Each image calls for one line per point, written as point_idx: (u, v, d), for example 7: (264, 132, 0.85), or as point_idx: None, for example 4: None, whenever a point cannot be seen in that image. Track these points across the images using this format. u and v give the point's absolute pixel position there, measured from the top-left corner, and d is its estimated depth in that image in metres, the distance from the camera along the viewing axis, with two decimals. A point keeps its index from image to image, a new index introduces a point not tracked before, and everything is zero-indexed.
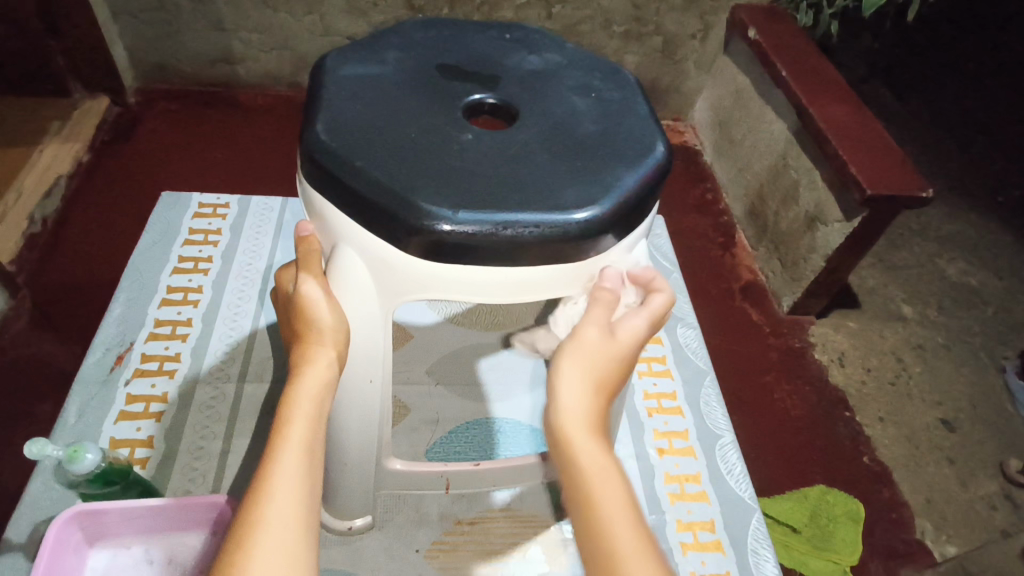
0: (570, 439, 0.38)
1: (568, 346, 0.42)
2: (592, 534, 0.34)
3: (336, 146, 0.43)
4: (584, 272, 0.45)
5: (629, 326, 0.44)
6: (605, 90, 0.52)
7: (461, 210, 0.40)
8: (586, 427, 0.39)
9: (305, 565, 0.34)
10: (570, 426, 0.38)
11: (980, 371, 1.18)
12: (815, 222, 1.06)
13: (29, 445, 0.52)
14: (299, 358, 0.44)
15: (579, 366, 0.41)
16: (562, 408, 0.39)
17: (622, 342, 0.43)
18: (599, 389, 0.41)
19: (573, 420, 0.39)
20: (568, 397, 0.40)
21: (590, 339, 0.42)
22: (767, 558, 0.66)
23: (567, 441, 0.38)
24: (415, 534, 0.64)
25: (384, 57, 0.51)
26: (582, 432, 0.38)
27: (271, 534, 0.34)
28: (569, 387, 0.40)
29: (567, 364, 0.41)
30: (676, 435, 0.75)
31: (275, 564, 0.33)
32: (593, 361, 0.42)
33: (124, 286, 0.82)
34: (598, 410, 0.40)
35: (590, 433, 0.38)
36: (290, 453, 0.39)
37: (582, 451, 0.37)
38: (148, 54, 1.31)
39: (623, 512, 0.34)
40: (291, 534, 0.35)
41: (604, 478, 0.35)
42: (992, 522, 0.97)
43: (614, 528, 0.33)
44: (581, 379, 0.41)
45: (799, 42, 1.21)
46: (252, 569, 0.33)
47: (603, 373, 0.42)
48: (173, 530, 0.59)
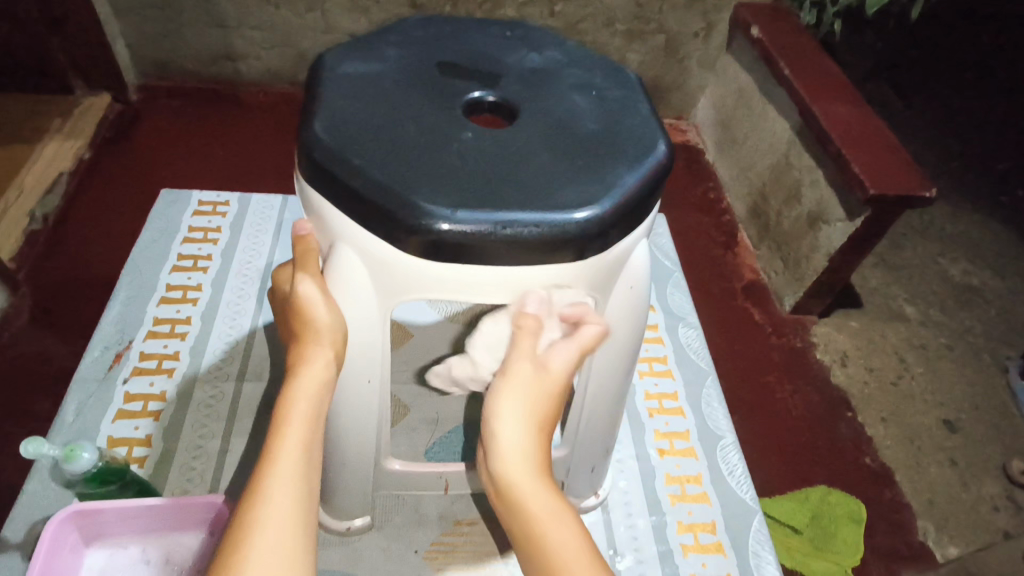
0: (513, 483, 0.40)
1: (503, 386, 0.43)
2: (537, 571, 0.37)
3: (334, 144, 0.43)
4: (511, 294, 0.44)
5: (558, 359, 0.44)
6: (607, 88, 0.52)
7: (460, 209, 0.40)
8: (530, 468, 0.40)
9: (302, 569, 0.34)
10: (512, 470, 0.40)
11: (983, 372, 1.17)
12: (818, 221, 1.05)
13: (24, 444, 0.51)
14: (297, 358, 0.43)
15: (516, 406, 0.42)
16: (502, 450, 0.41)
17: (556, 376, 0.44)
18: (538, 425, 0.43)
19: (515, 463, 0.40)
20: (507, 440, 0.41)
21: (526, 378, 0.43)
22: (769, 560, 0.65)
23: (510, 483, 0.40)
24: (414, 534, 0.64)
25: (383, 55, 0.51)
26: (524, 474, 0.40)
27: (268, 535, 0.34)
28: (507, 428, 0.42)
29: (504, 405, 0.42)
30: (677, 435, 0.75)
31: (272, 566, 0.33)
32: (530, 397, 0.43)
33: (123, 284, 0.81)
34: (539, 446, 0.42)
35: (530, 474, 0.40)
36: (287, 453, 0.38)
37: (527, 493, 0.39)
38: (149, 51, 1.30)
39: (575, 556, 0.36)
40: (288, 535, 0.34)
41: (548, 520, 0.38)
42: (993, 523, 0.97)
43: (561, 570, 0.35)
44: (519, 419, 0.42)
45: (802, 40, 1.20)
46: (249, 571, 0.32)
47: (541, 409, 0.43)
48: (171, 530, 0.59)
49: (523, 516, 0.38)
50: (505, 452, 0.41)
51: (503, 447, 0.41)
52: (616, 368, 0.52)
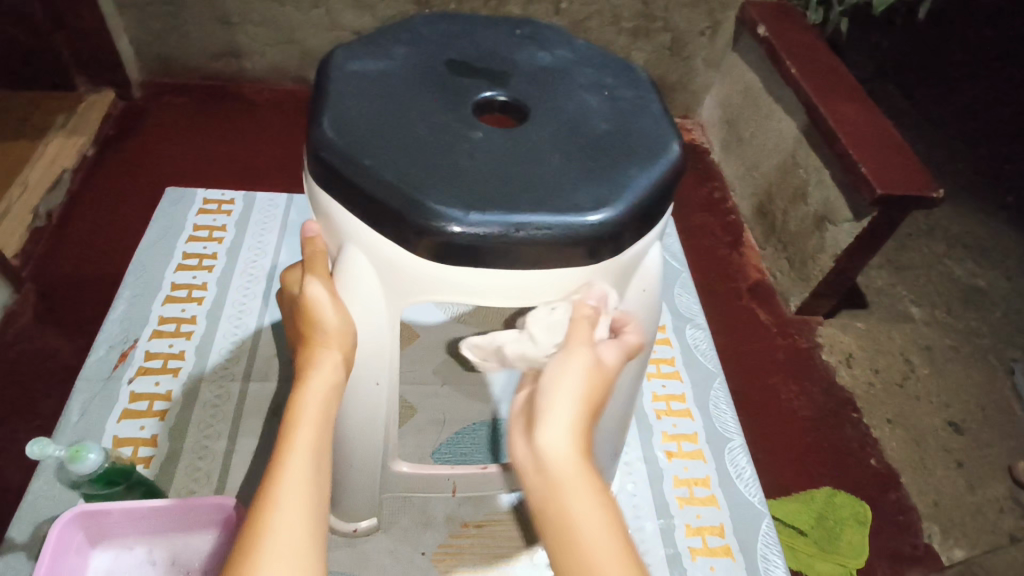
0: (562, 478, 0.35)
1: (558, 363, 0.40)
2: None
3: (343, 143, 0.42)
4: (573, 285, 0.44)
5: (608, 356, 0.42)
6: (619, 88, 0.51)
7: (471, 211, 0.39)
8: (581, 465, 0.36)
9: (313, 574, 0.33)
10: (563, 464, 0.35)
11: (989, 373, 1.17)
12: (825, 221, 1.05)
13: (30, 445, 0.51)
14: (306, 360, 0.43)
15: (572, 385, 0.39)
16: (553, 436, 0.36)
17: (609, 369, 0.41)
18: (590, 413, 0.38)
19: (561, 448, 0.36)
20: (560, 427, 0.37)
21: (582, 361, 0.40)
22: (777, 564, 0.65)
23: (560, 479, 0.35)
24: (420, 536, 0.63)
25: (392, 52, 0.50)
26: (574, 470, 0.35)
27: (279, 539, 0.34)
28: (562, 410, 0.37)
29: (562, 382, 0.39)
30: (685, 437, 0.74)
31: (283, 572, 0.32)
32: (585, 381, 0.39)
33: (128, 283, 0.81)
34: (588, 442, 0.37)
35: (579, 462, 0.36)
36: (297, 456, 0.38)
37: (574, 486, 0.34)
38: (153, 47, 1.30)
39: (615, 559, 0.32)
40: (299, 540, 0.34)
41: (595, 525, 0.33)
42: (999, 525, 0.96)
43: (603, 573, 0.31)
44: (574, 402, 0.38)
45: (809, 39, 1.19)
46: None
47: (594, 396, 0.39)
48: (178, 532, 0.58)
49: (566, 519, 0.33)
50: (556, 438, 0.36)
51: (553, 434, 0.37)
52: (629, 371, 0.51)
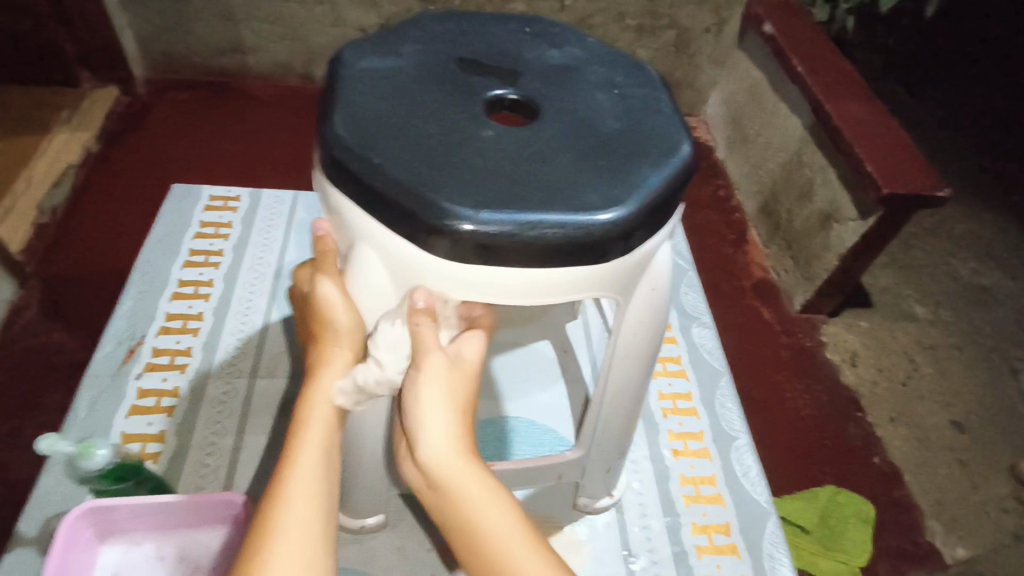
0: (448, 472, 0.42)
1: (417, 378, 0.43)
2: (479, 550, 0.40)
3: (355, 142, 0.42)
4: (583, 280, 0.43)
5: (470, 349, 0.47)
6: (628, 86, 0.51)
7: (483, 210, 0.39)
8: (460, 456, 0.42)
9: (322, 567, 0.35)
10: (443, 463, 0.42)
11: (993, 372, 1.17)
12: (830, 219, 1.04)
13: (40, 440, 0.51)
14: (317, 359, 0.45)
15: (438, 395, 0.43)
16: (431, 445, 0.42)
17: (470, 364, 0.46)
18: (459, 412, 0.44)
19: (440, 452, 0.42)
20: (436, 435, 0.43)
21: (439, 369, 0.44)
22: (783, 562, 0.65)
23: (442, 473, 0.42)
24: (427, 533, 0.64)
25: (402, 51, 0.50)
26: (457, 467, 0.42)
27: (290, 535, 0.35)
28: (433, 421, 0.43)
29: (426, 395, 0.43)
30: (691, 436, 0.74)
31: (295, 568, 0.34)
32: (453, 384, 0.44)
33: (135, 279, 0.81)
34: (463, 432, 0.44)
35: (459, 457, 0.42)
36: (307, 454, 0.40)
37: (458, 481, 0.41)
38: (157, 43, 1.30)
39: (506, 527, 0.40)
40: (308, 536, 0.35)
41: (487, 512, 0.40)
42: (1003, 525, 0.96)
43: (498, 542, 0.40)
44: (443, 407, 0.44)
45: (815, 36, 1.19)
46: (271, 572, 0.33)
47: (463, 396, 0.45)
48: (186, 528, 0.59)
49: (459, 507, 0.41)
50: (434, 450, 0.42)
51: (432, 439, 0.43)
52: (638, 368, 0.51)
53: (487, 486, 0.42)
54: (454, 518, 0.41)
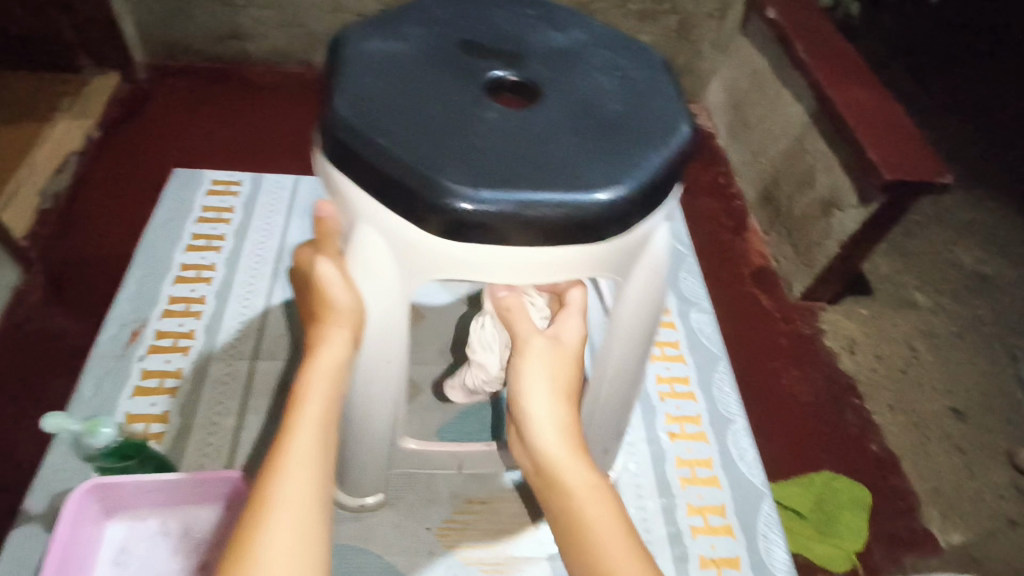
0: (551, 451, 0.46)
1: (524, 364, 0.50)
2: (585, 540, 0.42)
3: (357, 122, 0.42)
4: (577, 260, 0.44)
5: (570, 328, 0.53)
6: (631, 70, 0.51)
7: (483, 189, 0.40)
8: (557, 429, 0.48)
9: (319, 539, 0.35)
10: (540, 430, 0.48)
11: (993, 360, 1.17)
12: (831, 206, 1.04)
13: (47, 419, 0.52)
14: (316, 336, 0.44)
15: (543, 381, 0.49)
16: (533, 418, 0.48)
17: (571, 346, 0.52)
18: (564, 394, 0.50)
19: (549, 434, 0.47)
20: (542, 413, 0.48)
21: (542, 351, 0.51)
22: (777, 543, 0.66)
23: (547, 450, 0.47)
24: (425, 512, 0.65)
25: (404, 32, 0.50)
26: (564, 454, 0.46)
27: (287, 507, 0.36)
28: (541, 403, 0.48)
29: (530, 377, 0.49)
30: (688, 419, 0.75)
31: (291, 539, 0.35)
32: (557, 367, 0.50)
33: (138, 263, 0.82)
34: (567, 415, 0.49)
35: (567, 441, 0.47)
36: (304, 431, 0.40)
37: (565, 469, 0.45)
38: (158, 29, 1.29)
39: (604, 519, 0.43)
40: (304, 509, 0.36)
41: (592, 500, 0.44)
42: (999, 510, 0.97)
43: (600, 535, 0.42)
44: (550, 392, 0.49)
45: (820, 22, 1.18)
46: (268, 542, 0.34)
47: (566, 381, 0.51)
48: (190, 504, 0.60)
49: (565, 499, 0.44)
50: (544, 430, 0.47)
51: (540, 419, 0.48)
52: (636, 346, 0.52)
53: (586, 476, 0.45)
54: (558, 503, 0.45)
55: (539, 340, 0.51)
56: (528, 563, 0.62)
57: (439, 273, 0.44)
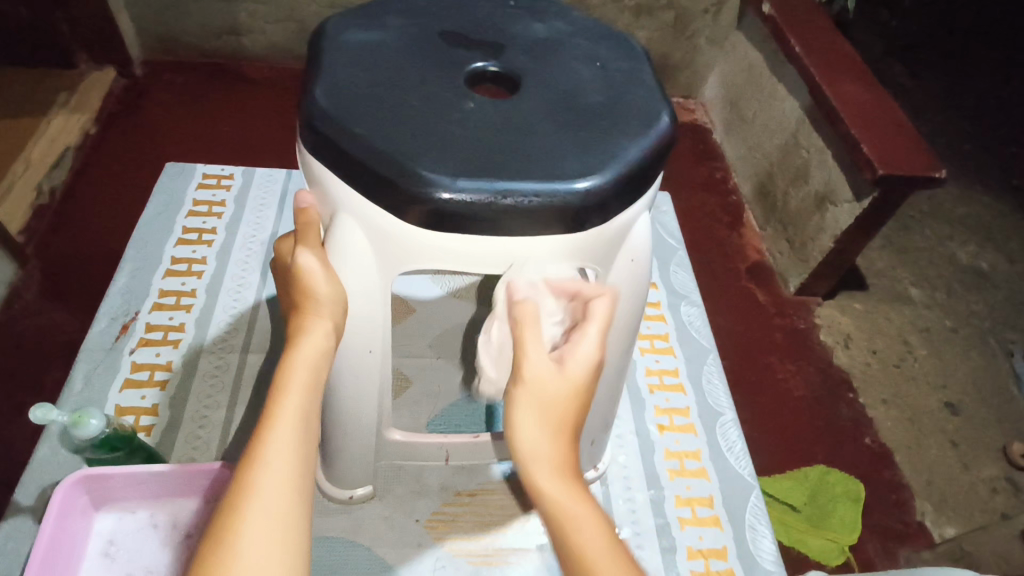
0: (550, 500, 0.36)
1: (518, 397, 0.40)
2: None
3: (337, 112, 0.42)
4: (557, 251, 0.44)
5: (583, 348, 0.42)
6: (612, 60, 0.51)
7: (460, 177, 0.40)
8: (562, 476, 0.37)
9: (298, 531, 0.34)
10: (535, 470, 0.38)
11: (987, 355, 1.17)
12: (825, 201, 1.04)
13: (34, 410, 0.51)
14: (297, 327, 0.43)
15: (536, 415, 0.39)
16: (529, 461, 0.38)
17: (580, 368, 0.41)
18: (568, 428, 0.40)
19: (547, 478, 0.37)
20: (537, 452, 0.38)
21: (543, 375, 0.40)
22: (764, 534, 0.66)
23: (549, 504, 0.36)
24: (414, 504, 0.65)
25: (387, 23, 0.50)
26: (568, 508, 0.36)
27: (267, 496, 0.34)
28: (535, 442, 0.38)
29: (522, 410, 0.39)
30: (677, 412, 0.75)
31: (270, 530, 0.33)
32: (558, 397, 0.40)
33: (128, 258, 0.82)
34: (569, 453, 0.39)
35: (571, 485, 0.37)
36: (284, 419, 0.38)
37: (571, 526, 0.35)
38: (153, 25, 1.29)
39: None
40: (284, 500, 0.34)
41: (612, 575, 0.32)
42: (991, 504, 0.97)
43: None
44: (545, 426, 0.39)
45: (815, 16, 1.18)
46: (247, 532, 0.33)
47: (570, 410, 0.40)
48: (177, 496, 0.60)
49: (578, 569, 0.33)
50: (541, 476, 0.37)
51: (535, 460, 0.38)
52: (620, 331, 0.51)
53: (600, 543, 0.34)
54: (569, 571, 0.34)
55: (539, 363, 0.41)
56: (515, 555, 0.62)
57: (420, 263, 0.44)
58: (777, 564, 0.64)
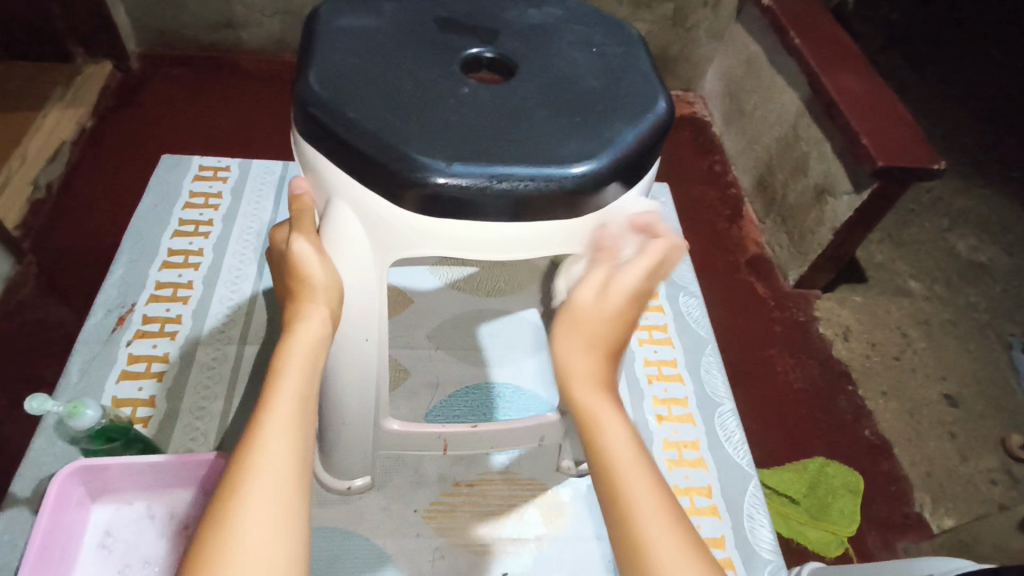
0: (585, 407, 0.39)
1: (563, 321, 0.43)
2: (624, 526, 0.34)
3: (330, 98, 0.42)
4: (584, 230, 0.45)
5: (626, 276, 0.42)
6: (607, 45, 0.51)
7: (454, 162, 0.39)
8: (594, 384, 0.40)
9: (298, 512, 0.34)
10: (572, 381, 0.40)
11: (986, 347, 1.17)
12: (825, 193, 1.04)
13: (29, 400, 0.51)
14: (293, 315, 0.43)
15: (574, 337, 0.42)
16: (566, 371, 0.41)
17: (619, 300, 0.42)
18: (604, 350, 0.42)
19: (583, 385, 0.40)
20: (573, 364, 0.41)
21: (587, 304, 0.42)
22: (762, 524, 0.66)
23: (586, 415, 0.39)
24: (413, 494, 0.65)
25: (381, 9, 0.50)
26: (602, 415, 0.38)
27: (268, 473, 0.34)
28: (572, 357, 0.41)
29: (564, 327, 0.42)
30: (676, 401, 0.75)
31: (271, 505, 0.33)
32: (593, 325, 0.42)
33: (124, 250, 0.82)
34: (605, 367, 0.41)
35: (601, 392, 0.40)
36: (283, 401, 0.38)
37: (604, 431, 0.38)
38: (149, 17, 1.28)
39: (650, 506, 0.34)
40: (286, 478, 0.35)
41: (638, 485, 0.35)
42: (990, 496, 0.96)
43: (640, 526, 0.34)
44: (581, 347, 0.41)
45: (814, 8, 1.17)
46: (247, 512, 0.33)
47: (604, 337, 0.42)
48: (174, 487, 0.60)
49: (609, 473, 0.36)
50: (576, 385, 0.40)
51: (572, 372, 0.41)
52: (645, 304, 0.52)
53: (627, 452, 0.37)
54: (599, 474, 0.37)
55: (583, 291, 0.43)
56: (513, 544, 0.62)
57: (417, 249, 0.44)
58: (775, 552, 0.64)
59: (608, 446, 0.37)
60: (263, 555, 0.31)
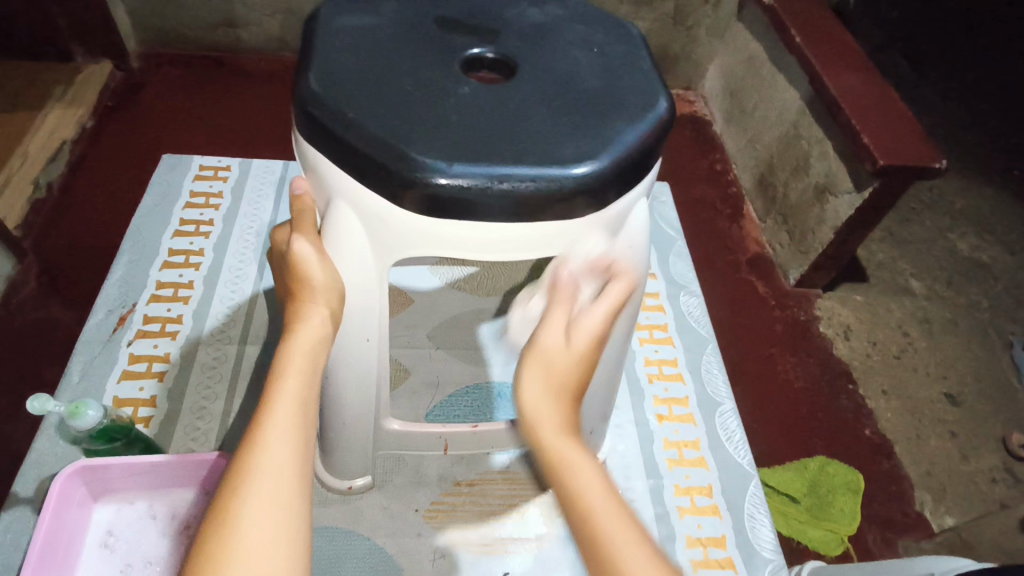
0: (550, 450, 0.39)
1: (528, 362, 0.43)
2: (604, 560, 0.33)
3: (330, 98, 0.42)
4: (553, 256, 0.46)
5: (588, 320, 0.45)
6: (608, 45, 0.51)
7: (455, 162, 0.39)
8: (559, 429, 0.40)
9: (299, 514, 0.34)
10: (538, 425, 0.41)
11: (987, 346, 1.17)
12: (825, 192, 1.04)
13: (32, 400, 0.51)
14: (293, 316, 0.43)
15: (541, 379, 0.42)
16: (531, 414, 0.41)
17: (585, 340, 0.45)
18: (568, 392, 0.43)
19: (548, 428, 0.40)
20: (539, 405, 0.41)
21: (554, 348, 0.44)
22: (763, 523, 0.66)
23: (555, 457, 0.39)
24: (414, 494, 0.65)
25: (382, 9, 0.50)
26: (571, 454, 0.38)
27: (269, 475, 0.34)
28: (537, 401, 0.41)
29: (535, 369, 0.43)
30: (676, 401, 0.75)
31: (271, 508, 0.33)
32: (559, 368, 0.43)
33: (125, 250, 0.82)
34: (568, 413, 0.42)
35: (565, 435, 0.40)
36: (284, 403, 0.38)
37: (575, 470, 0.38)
38: (150, 17, 1.28)
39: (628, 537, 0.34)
40: (286, 479, 0.34)
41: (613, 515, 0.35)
42: (991, 494, 0.96)
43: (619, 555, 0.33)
44: (547, 391, 0.42)
45: (815, 7, 1.17)
46: (247, 513, 0.33)
47: (568, 380, 0.43)
48: (175, 486, 0.60)
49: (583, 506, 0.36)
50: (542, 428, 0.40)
51: (537, 416, 0.41)
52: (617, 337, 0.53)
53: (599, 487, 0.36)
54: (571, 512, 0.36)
55: (549, 334, 0.44)
56: (514, 544, 0.62)
57: (418, 250, 0.44)
58: (776, 552, 0.64)
59: (581, 486, 0.37)
60: (265, 555, 0.31)
